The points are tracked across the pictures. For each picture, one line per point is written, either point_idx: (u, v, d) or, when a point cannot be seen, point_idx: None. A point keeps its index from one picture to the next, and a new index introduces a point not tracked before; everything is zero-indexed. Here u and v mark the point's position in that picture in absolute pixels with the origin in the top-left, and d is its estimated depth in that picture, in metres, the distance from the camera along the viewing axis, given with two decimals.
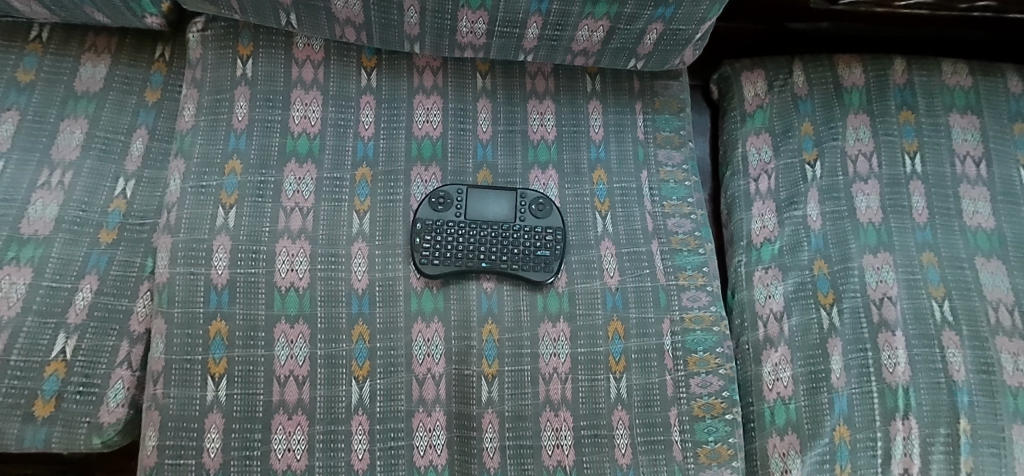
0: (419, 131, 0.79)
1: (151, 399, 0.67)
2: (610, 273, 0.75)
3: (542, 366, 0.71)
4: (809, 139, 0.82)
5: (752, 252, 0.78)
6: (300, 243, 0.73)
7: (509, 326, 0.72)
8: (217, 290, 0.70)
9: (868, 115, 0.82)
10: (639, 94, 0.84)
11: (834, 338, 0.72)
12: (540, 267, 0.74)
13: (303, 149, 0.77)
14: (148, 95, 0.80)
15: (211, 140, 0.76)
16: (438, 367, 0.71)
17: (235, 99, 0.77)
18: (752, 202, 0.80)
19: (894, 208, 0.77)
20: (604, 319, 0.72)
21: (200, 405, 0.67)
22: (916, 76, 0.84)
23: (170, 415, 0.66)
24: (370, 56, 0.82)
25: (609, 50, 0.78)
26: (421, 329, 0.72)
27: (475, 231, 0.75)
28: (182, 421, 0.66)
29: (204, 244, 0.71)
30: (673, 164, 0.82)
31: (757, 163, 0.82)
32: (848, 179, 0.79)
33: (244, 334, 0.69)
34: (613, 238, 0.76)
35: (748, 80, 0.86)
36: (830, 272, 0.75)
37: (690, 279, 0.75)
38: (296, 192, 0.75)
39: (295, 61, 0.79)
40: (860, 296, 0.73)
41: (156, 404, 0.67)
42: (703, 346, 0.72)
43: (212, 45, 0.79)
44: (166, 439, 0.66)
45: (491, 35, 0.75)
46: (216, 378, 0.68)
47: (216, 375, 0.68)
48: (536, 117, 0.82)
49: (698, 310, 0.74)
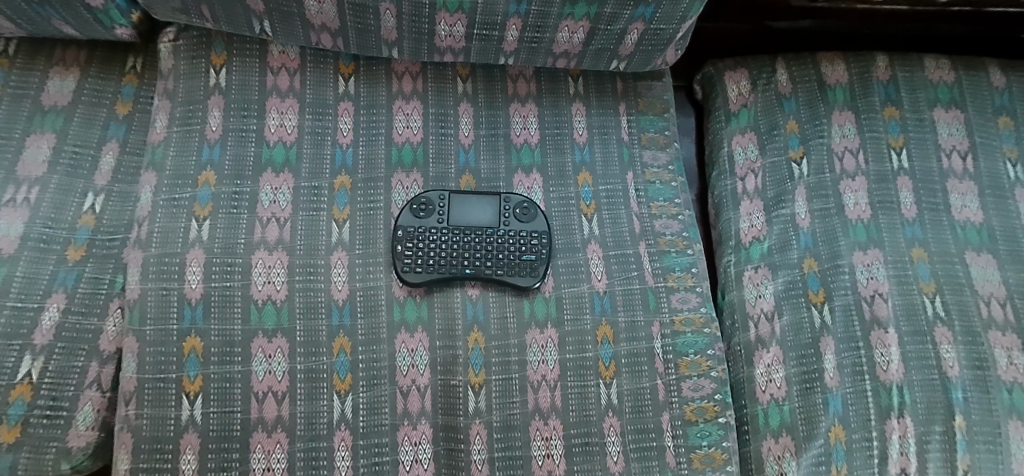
0: (399, 136, 0.78)
1: (122, 420, 0.64)
2: (598, 276, 0.73)
3: (531, 374, 0.69)
4: (795, 137, 0.81)
5: (741, 252, 0.77)
6: (277, 254, 0.70)
7: (495, 333, 0.70)
8: (192, 305, 0.67)
9: (853, 111, 0.81)
10: (622, 96, 0.83)
11: (826, 337, 0.70)
12: (525, 273, 0.72)
13: (279, 158, 0.75)
14: (118, 108, 0.78)
15: (184, 151, 0.74)
16: (422, 378, 0.68)
17: (208, 108, 0.75)
18: (739, 201, 0.79)
19: (882, 204, 0.77)
20: (592, 324, 0.71)
21: (174, 426, 0.64)
22: (899, 72, 0.83)
23: (142, 436, 0.63)
24: (348, 63, 0.80)
25: (590, 51, 0.77)
26: (404, 339, 0.69)
27: (458, 237, 0.74)
28: (155, 442, 0.64)
29: (177, 259, 0.69)
30: (659, 165, 0.81)
31: (743, 162, 0.81)
32: (835, 175, 0.78)
33: (219, 351, 0.66)
34: (600, 241, 0.75)
35: (732, 80, 0.85)
36: (821, 270, 0.74)
37: (679, 280, 0.74)
38: (273, 202, 0.73)
39: (270, 69, 0.77)
40: (851, 294, 0.72)
41: (128, 426, 0.64)
42: (695, 348, 0.70)
43: (184, 55, 0.77)
44: (139, 462, 0.63)
45: (470, 38, 0.74)
46: (190, 397, 0.65)
47: (191, 394, 0.65)
48: (519, 120, 0.80)
49: (688, 312, 0.72)
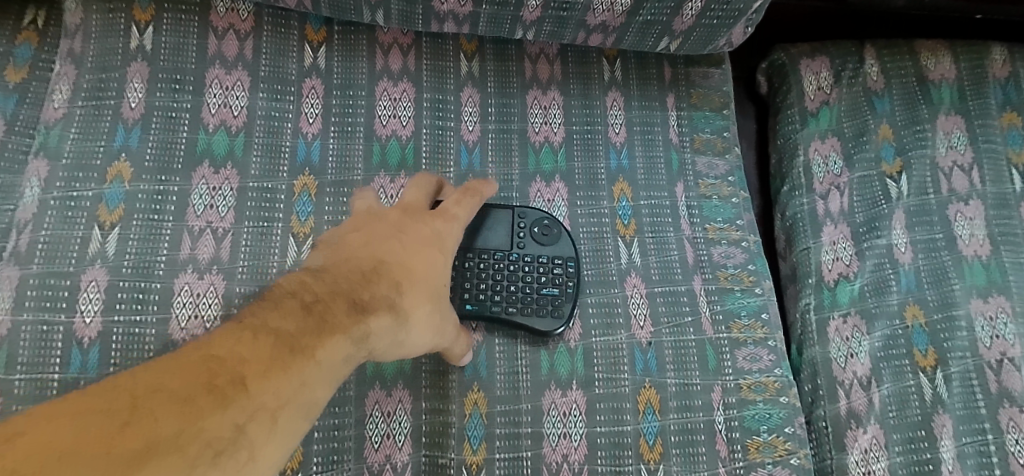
0: (382, 127, 0.59)
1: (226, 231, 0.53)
2: (639, 321, 0.55)
3: (548, 453, 0.51)
4: (889, 146, 0.63)
5: (824, 294, 0.59)
6: (209, 278, 0.51)
7: (500, 395, 0.52)
8: (306, 141, 0.58)
9: (963, 116, 0.63)
10: (671, 85, 0.65)
11: (940, 414, 0.53)
12: (543, 313, 0.53)
13: (220, 150, 0.56)
14: (8, 75, 0.58)
15: (89, 133, 0.54)
16: (401, 454, 0.50)
17: (127, 78, 0.56)
18: (820, 226, 0.62)
19: (1004, 237, 0.59)
20: (632, 386, 0.53)
21: (280, 260, 0.53)
22: (1022, 68, 0.65)
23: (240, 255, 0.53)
24: (317, 28, 0.61)
25: (635, 25, 0.58)
26: (379, 400, 0.51)
27: (458, 262, 0.54)
28: (256, 274, 0.53)
29: (67, 280, 0.49)
30: (717, 175, 0.63)
31: (824, 175, 0.63)
32: (941, 198, 0.61)
33: (334, 200, 0.56)
34: (643, 273, 0.57)
35: (809, 70, 0.67)
36: (928, 322, 0.56)
37: (745, 331, 0.56)
38: (209, 207, 0.54)
39: (213, 31, 0.58)
40: (971, 357, 0.55)
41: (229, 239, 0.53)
42: (768, 425, 0.53)
43: (96, 6, 0.57)
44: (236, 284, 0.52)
45: (480, 1, 0.55)
46: (301, 239, 0.54)
47: (302, 236, 0.55)
48: (538, 112, 0.62)
49: (758, 375, 0.54)
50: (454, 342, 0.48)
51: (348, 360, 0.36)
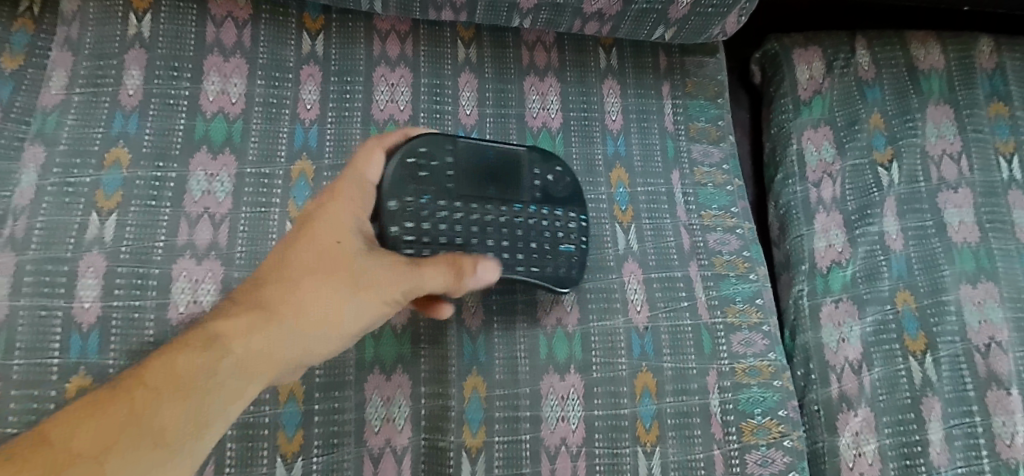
0: (380, 112, 0.59)
1: (222, 218, 0.53)
2: (636, 305, 0.56)
3: (547, 436, 0.51)
4: (881, 135, 0.64)
5: (817, 280, 0.60)
6: (207, 264, 0.52)
7: (499, 379, 0.52)
8: (304, 126, 0.58)
9: (952, 105, 0.65)
10: (666, 74, 0.66)
11: (929, 397, 0.54)
12: (563, 272, 0.53)
13: (218, 136, 0.55)
14: (5, 62, 0.57)
15: (87, 119, 0.54)
16: (401, 437, 0.50)
17: (125, 65, 0.55)
18: (813, 213, 0.63)
19: (993, 225, 0.60)
20: (629, 370, 0.54)
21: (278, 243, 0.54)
22: (1008, 59, 0.66)
23: (239, 241, 0.53)
24: (315, 16, 0.61)
25: (630, 14, 0.59)
26: (378, 384, 0.51)
27: (477, 215, 0.51)
28: (254, 259, 0.53)
29: (66, 266, 0.49)
30: (712, 163, 0.64)
31: (816, 163, 0.65)
32: (932, 186, 0.62)
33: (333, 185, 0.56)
34: (640, 259, 0.57)
35: (802, 60, 0.68)
36: (919, 307, 0.57)
37: (740, 316, 0.57)
38: (207, 194, 0.54)
39: (211, 18, 0.58)
40: (960, 341, 0.56)
41: (224, 226, 0.53)
42: (762, 408, 0.54)
43: None
44: (235, 269, 0.52)
45: None
46: None
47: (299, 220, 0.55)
48: (535, 99, 0.63)
49: (753, 359, 0.55)
50: (414, 279, 0.41)
51: (203, 375, 0.34)
